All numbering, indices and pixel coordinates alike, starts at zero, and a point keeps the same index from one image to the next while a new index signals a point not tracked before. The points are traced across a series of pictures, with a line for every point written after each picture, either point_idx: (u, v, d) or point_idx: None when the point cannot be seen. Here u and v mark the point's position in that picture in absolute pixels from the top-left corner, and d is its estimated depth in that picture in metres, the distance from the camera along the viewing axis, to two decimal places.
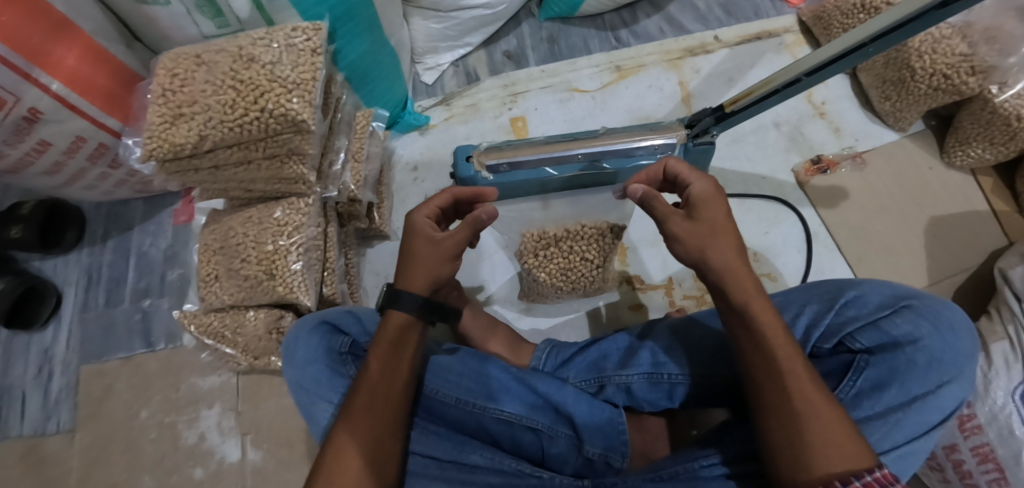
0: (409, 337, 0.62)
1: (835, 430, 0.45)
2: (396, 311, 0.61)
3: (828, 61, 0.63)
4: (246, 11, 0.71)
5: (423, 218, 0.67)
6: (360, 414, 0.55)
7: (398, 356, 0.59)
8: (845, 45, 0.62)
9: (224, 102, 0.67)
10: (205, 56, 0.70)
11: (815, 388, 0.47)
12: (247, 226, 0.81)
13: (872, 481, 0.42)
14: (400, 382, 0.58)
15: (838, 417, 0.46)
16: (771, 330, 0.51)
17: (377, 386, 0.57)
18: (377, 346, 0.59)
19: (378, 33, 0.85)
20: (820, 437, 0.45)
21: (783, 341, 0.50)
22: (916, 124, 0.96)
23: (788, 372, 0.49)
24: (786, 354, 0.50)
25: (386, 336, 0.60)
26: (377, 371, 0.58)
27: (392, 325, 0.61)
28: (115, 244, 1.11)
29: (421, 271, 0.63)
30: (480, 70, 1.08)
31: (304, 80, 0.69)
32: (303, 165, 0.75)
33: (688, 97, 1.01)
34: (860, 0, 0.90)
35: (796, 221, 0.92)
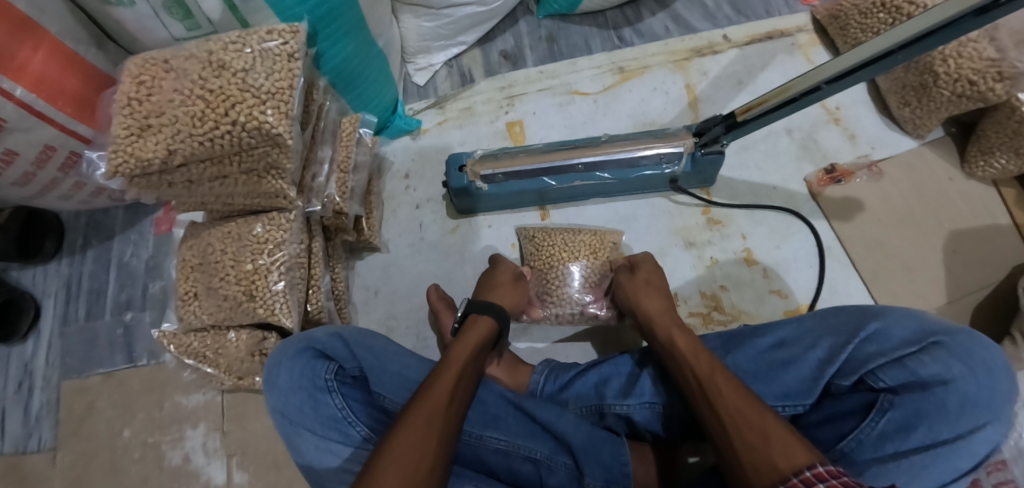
0: (486, 345, 0.69)
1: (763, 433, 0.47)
2: (482, 314, 0.72)
3: (850, 70, 0.58)
4: (218, 12, 0.66)
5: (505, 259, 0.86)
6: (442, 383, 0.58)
7: (477, 356, 0.65)
8: (870, 53, 0.56)
9: (192, 113, 0.62)
10: (173, 62, 0.65)
11: (735, 394, 0.51)
12: (225, 241, 0.76)
13: (809, 477, 0.42)
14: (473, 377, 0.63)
15: (774, 426, 0.47)
16: (696, 359, 0.57)
17: (459, 371, 0.61)
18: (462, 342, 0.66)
19: (364, 34, 0.79)
20: (752, 446, 0.47)
21: (710, 366, 0.55)
22: (935, 131, 0.91)
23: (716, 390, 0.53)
24: (711, 375, 0.54)
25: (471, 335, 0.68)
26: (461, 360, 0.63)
27: (477, 327, 0.70)
28: (95, 255, 1.07)
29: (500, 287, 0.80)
30: (476, 71, 1.03)
31: (279, 90, 0.63)
32: (282, 180, 0.70)
33: (695, 101, 0.95)
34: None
35: (808, 233, 0.87)
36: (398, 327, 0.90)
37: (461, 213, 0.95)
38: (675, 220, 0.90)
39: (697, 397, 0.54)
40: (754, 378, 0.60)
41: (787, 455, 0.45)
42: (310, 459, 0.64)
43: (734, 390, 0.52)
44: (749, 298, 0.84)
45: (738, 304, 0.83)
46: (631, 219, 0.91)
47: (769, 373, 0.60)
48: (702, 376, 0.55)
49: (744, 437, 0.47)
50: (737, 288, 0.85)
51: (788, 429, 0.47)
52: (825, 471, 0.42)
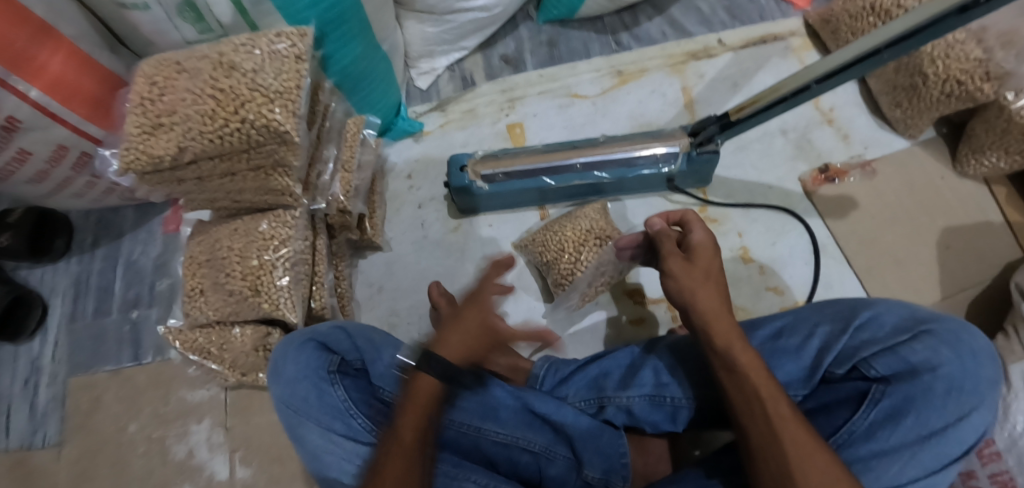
0: (437, 400, 0.57)
1: (823, 469, 0.44)
2: (426, 375, 0.57)
3: (839, 69, 0.60)
4: (229, 16, 0.68)
5: (486, 289, 0.71)
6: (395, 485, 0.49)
7: (428, 424, 0.55)
8: (858, 53, 0.58)
9: (204, 112, 0.64)
10: (185, 63, 0.68)
11: (798, 424, 0.47)
12: (233, 238, 0.78)
13: None
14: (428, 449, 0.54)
15: (830, 461, 0.45)
16: (753, 370, 0.51)
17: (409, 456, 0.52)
18: (410, 406, 0.55)
19: (369, 37, 0.81)
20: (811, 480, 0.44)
21: (766, 381, 0.50)
22: (927, 131, 0.93)
23: (775, 412, 0.48)
24: (768, 391, 0.49)
25: (421, 398, 0.56)
26: (411, 434, 0.53)
27: (421, 391, 0.56)
28: (103, 253, 1.09)
29: (454, 337, 0.62)
30: (477, 75, 1.05)
31: (287, 89, 0.66)
32: (288, 177, 0.72)
33: (691, 103, 0.97)
34: (870, 3, 0.87)
35: (804, 231, 0.88)
36: (400, 324, 0.91)
37: (461, 213, 0.97)
38: None
39: (758, 419, 0.48)
40: None
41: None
42: (313, 452, 0.64)
43: (792, 414, 0.48)
44: (746, 294, 0.85)
45: (735, 300, 0.85)
46: (633, 218, 0.92)
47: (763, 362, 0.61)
48: (767, 400, 0.48)
49: (806, 471, 0.44)
50: (734, 284, 0.86)
51: (842, 465, 0.45)
52: None
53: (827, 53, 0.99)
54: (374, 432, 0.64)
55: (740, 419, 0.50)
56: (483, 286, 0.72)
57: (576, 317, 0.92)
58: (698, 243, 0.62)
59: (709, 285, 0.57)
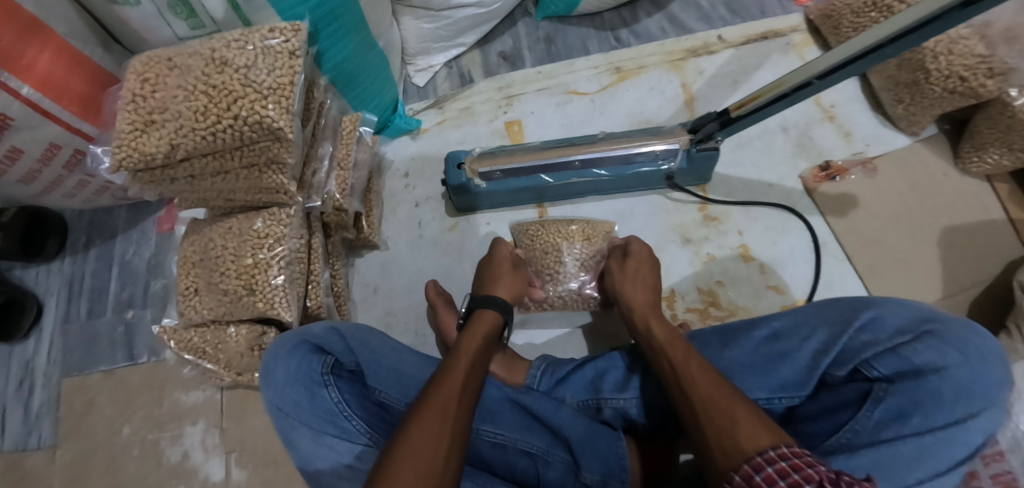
0: (495, 335, 0.71)
1: (727, 416, 0.48)
2: (487, 309, 0.73)
3: (839, 65, 0.59)
4: (221, 12, 0.68)
5: (503, 249, 0.84)
6: (457, 366, 0.61)
7: (487, 344, 0.68)
8: (858, 48, 0.58)
9: (195, 108, 0.63)
10: (177, 60, 0.67)
11: (707, 379, 0.53)
12: (227, 237, 0.77)
13: (774, 456, 0.43)
14: (477, 381, 0.61)
15: (738, 409, 0.49)
16: (671, 346, 0.61)
17: (472, 357, 0.63)
18: (473, 332, 0.69)
19: (364, 34, 0.82)
20: (720, 426, 0.48)
21: (683, 353, 0.59)
22: (928, 128, 0.92)
23: (687, 377, 0.55)
24: (682, 360, 0.58)
25: (479, 331, 0.69)
26: (469, 346, 0.65)
27: (483, 322, 0.71)
28: (98, 253, 1.08)
29: (508, 286, 0.80)
30: (475, 72, 1.04)
31: (281, 85, 0.64)
32: (283, 175, 0.70)
33: (691, 100, 0.96)
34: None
35: (803, 229, 0.87)
36: (396, 324, 0.90)
37: (461, 211, 0.95)
38: (672, 218, 0.90)
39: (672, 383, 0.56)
40: (750, 370, 0.61)
41: (752, 438, 0.45)
42: (306, 455, 0.64)
43: (713, 386, 0.52)
44: (746, 294, 0.84)
45: (735, 299, 0.84)
46: (627, 215, 0.92)
47: (763, 363, 0.61)
48: (677, 365, 0.57)
49: (712, 417, 0.49)
50: (734, 284, 0.85)
51: (755, 412, 0.48)
52: (788, 452, 0.43)
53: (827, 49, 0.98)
54: (367, 435, 0.63)
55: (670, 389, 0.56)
56: (498, 246, 0.84)
57: (575, 317, 0.90)
58: (633, 248, 0.80)
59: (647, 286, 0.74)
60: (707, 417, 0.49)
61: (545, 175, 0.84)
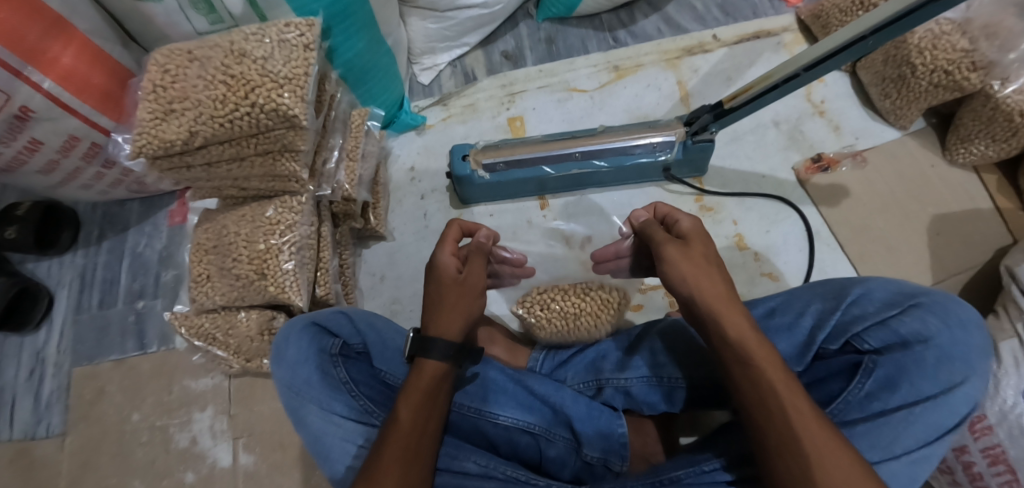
0: (440, 387, 0.61)
1: (847, 476, 0.44)
2: (429, 360, 0.61)
3: (825, 56, 0.63)
4: (239, 7, 0.72)
5: (446, 256, 0.69)
6: (390, 463, 0.52)
7: (430, 405, 0.58)
8: (844, 40, 0.61)
9: (215, 97, 0.66)
10: (197, 52, 0.70)
11: (816, 421, 0.46)
12: (240, 224, 0.80)
13: None
14: (416, 474, 0.54)
15: (849, 460, 0.44)
16: (767, 364, 0.50)
17: (409, 441, 0.55)
18: (411, 395, 0.58)
19: (374, 31, 0.86)
20: (832, 484, 0.43)
21: (782, 376, 0.49)
22: (917, 122, 0.95)
23: (793, 413, 0.47)
24: (779, 385, 0.48)
25: (416, 396, 0.58)
26: (408, 419, 0.56)
27: (424, 377, 0.60)
28: (110, 246, 1.11)
29: (449, 317, 0.64)
30: (478, 71, 1.08)
31: (296, 76, 0.67)
32: (296, 162, 0.73)
33: (686, 97, 1.00)
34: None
35: (797, 219, 0.90)
36: (402, 311, 0.93)
37: (464, 202, 0.98)
38: None
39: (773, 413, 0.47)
40: None
41: None
42: (315, 434, 0.64)
43: (829, 440, 0.45)
44: (741, 280, 0.87)
45: None
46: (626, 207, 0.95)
47: None
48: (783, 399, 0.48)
49: (827, 473, 0.44)
50: (729, 271, 0.88)
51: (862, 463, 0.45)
52: None
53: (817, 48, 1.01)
54: (374, 414, 0.66)
55: (758, 424, 0.48)
56: (439, 257, 0.68)
57: None
58: (687, 231, 0.63)
59: (706, 279, 0.56)
60: (820, 478, 0.44)
61: (547, 166, 0.87)
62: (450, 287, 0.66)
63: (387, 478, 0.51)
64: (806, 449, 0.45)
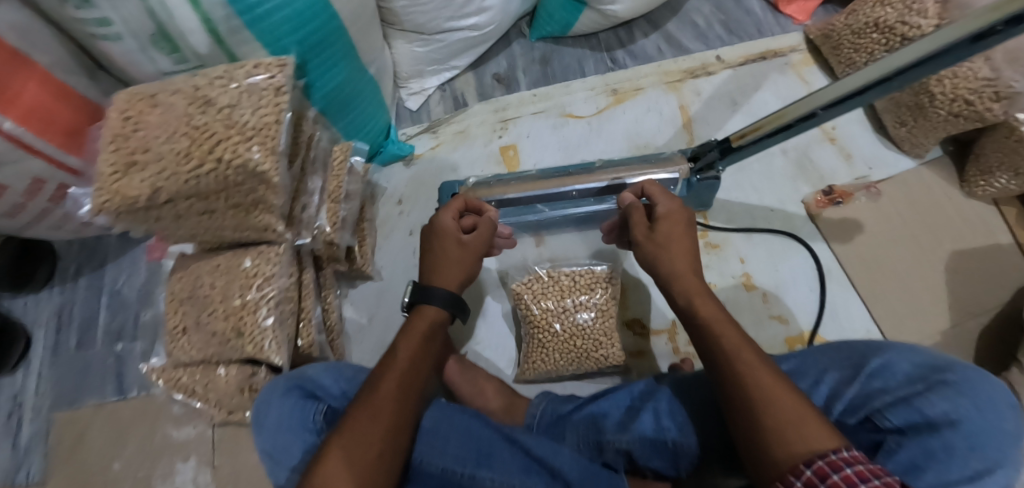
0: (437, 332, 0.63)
1: (796, 411, 0.46)
2: (428, 305, 0.63)
3: (844, 97, 0.57)
4: (206, 46, 0.66)
5: (446, 219, 0.69)
6: (383, 398, 0.54)
7: (425, 351, 0.60)
8: (865, 80, 0.55)
9: (179, 151, 0.60)
10: (160, 96, 0.64)
11: (765, 369, 0.49)
12: (215, 275, 0.75)
13: (839, 462, 0.41)
14: (408, 413, 0.55)
15: (796, 400, 0.47)
16: (720, 323, 0.54)
17: (403, 379, 0.56)
18: (409, 337, 0.61)
19: (355, 61, 0.80)
20: (779, 418, 0.46)
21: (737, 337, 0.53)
22: (933, 150, 0.90)
23: (741, 361, 0.51)
24: (734, 342, 0.52)
25: (412, 342, 0.60)
26: (405, 359, 0.58)
27: (423, 319, 0.63)
28: (87, 282, 1.06)
29: (450, 270, 0.66)
30: (468, 94, 1.02)
31: (265, 125, 0.61)
32: (270, 215, 0.67)
33: (689, 122, 0.94)
34: (872, 19, 0.86)
35: (807, 256, 0.85)
36: None
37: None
38: None
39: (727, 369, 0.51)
40: None
41: (812, 441, 0.44)
42: None
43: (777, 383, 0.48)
44: (747, 323, 0.82)
45: None
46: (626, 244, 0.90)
47: None
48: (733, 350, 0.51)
49: (774, 408, 0.47)
50: (736, 312, 0.83)
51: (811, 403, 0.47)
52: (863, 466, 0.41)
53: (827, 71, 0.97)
54: None
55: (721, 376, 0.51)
56: (440, 217, 0.69)
57: None
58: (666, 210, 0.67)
59: (684, 251, 0.62)
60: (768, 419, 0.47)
61: (541, 205, 0.81)
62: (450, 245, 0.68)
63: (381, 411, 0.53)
64: (755, 401, 0.48)
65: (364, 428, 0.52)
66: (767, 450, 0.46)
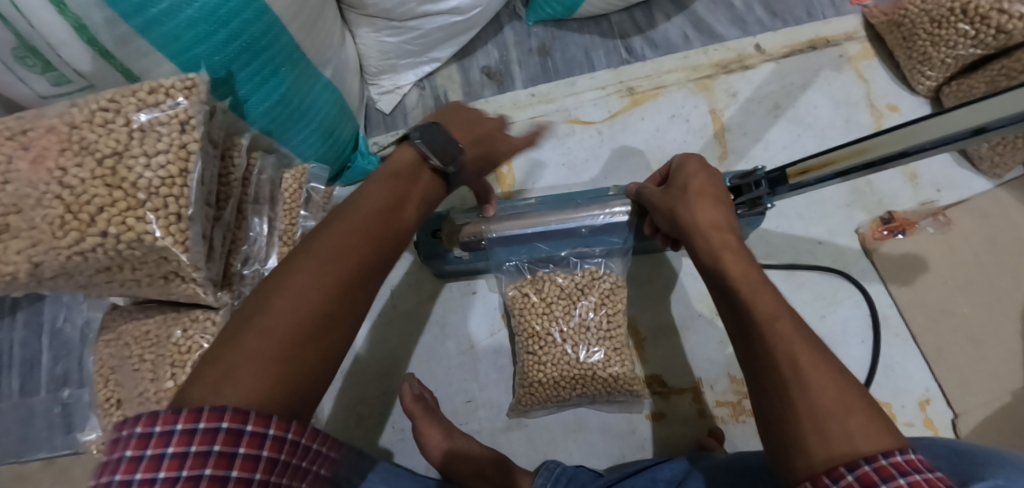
0: (418, 187, 0.52)
1: (839, 397, 0.35)
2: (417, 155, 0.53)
3: (950, 140, 0.39)
4: (88, 63, 0.48)
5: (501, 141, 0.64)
6: (333, 243, 0.43)
7: (399, 206, 0.49)
8: (988, 118, 0.37)
9: (51, 219, 0.45)
10: (30, 136, 0.47)
11: (802, 340, 0.39)
12: (142, 345, 0.61)
13: (888, 466, 0.31)
14: (367, 273, 0.44)
15: (842, 382, 0.36)
16: (751, 287, 0.44)
17: (367, 228, 0.45)
18: (383, 180, 0.50)
19: (305, 64, 0.62)
20: (816, 403, 0.35)
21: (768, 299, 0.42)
22: (1016, 170, 0.76)
23: (770, 331, 0.40)
24: (764, 307, 0.42)
25: (394, 193, 0.49)
26: (376, 206, 0.47)
27: (403, 164, 0.52)
28: (25, 318, 0.88)
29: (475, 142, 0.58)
30: (452, 93, 0.84)
31: (166, 179, 0.47)
32: (192, 285, 0.52)
33: (722, 131, 0.79)
34: (959, 2, 0.67)
35: (860, 300, 0.73)
36: (368, 416, 0.75)
37: (449, 275, 0.79)
38: (698, 287, 0.76)
39: (753, 345, 0.41)
40: None
41: (871, 443, 0.33)
42: None
43: (817, 358, 0.38)
44: None
45: None
46: (643, 286, 0.77)
47: None
48: (765, 319, 0.41)
49: (809, 386, 0.36)
50: None
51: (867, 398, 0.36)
52: (910, 469, 0.31)
53: (887, 64, 0.80)
54: None
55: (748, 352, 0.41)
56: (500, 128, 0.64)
57: (583, 414, 0.73)
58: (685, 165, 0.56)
59: (707, 199, 0.52)
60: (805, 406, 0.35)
61: (542, 243, 0.68)
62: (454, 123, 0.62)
63: (329, 250, 0.42)
64: (790, 383, 0.37)
65: (308, 272, 0.41)
66: (801, 444, 0.35)
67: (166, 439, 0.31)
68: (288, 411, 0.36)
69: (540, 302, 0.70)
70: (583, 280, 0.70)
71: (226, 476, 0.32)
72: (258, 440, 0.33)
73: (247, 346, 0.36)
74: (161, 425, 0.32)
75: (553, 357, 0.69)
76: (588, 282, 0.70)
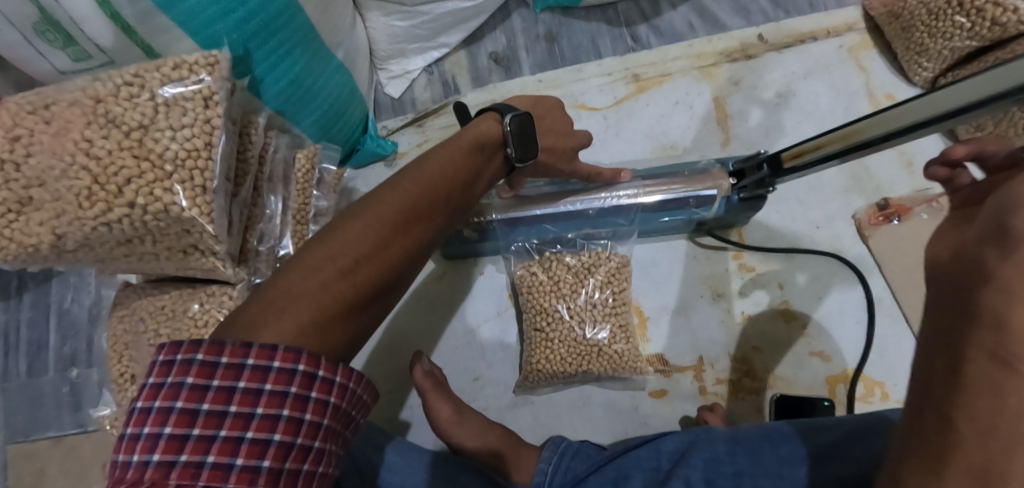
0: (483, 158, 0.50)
1: None
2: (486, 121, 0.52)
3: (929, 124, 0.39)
4: (111, 39, 0.49)
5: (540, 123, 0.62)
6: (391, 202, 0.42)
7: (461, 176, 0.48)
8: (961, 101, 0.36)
9: (78, 190, 0.46)
10: (54, 109, 0.48)
11: None
12: (158, 319, 0.62)
13: None
14: (418, 238, 0.43)
15: None
16: None
17: (426, 190, 0.44)
18: (453, 143, 0.49)
19: (318, 44, 0.63)
20: None
21: None
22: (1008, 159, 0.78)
23: None
24: None
25: (457, 152, 0.48)
26: (440, 170, 0.46)
27: (476, 130, 0.51)
28: (33, 299, 0.88)
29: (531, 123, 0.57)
30: (460, 78, 0.86)
31: (191, 152, 0.48)
32: (213, 258, 0.54)
33: (725, 118, 0.80)
34: None
35: (856, 283, 0.75)
36: (377, 394, 0.77)
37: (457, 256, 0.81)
38: (702, 267, 0.78)
39: None
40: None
41: None
42: None
43: None
44: (786, 362, 0.73)
45: (772, 368, 0.73)
46: (647, 268, 0.79)
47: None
48: None
49: None
50: (773, 349, 0.74)
51: None
52: None
53: (886, 55, 0.82)
54: None
55: None
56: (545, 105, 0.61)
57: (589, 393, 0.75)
58: None
59: None
60: None
61: (550, 224, 0.70)
62: (529, 105, 0.59)
63: (386, 205, 0.42)
64: None
65: (365, 227, 0.40)
66: None
67: (212, 370, 0.33)
68: (336, 354, 0.38)
69: (547, 282, 0.73)
70: (590, 261, 0.73)
71: (277, 414, 0.34)
72: (308, 380, 0.35)
73: (294, 285, 0.36)
74: (205, 356, 0.33)
75: (561, 334, 0.72)
76: (594, 262, 0.73)
